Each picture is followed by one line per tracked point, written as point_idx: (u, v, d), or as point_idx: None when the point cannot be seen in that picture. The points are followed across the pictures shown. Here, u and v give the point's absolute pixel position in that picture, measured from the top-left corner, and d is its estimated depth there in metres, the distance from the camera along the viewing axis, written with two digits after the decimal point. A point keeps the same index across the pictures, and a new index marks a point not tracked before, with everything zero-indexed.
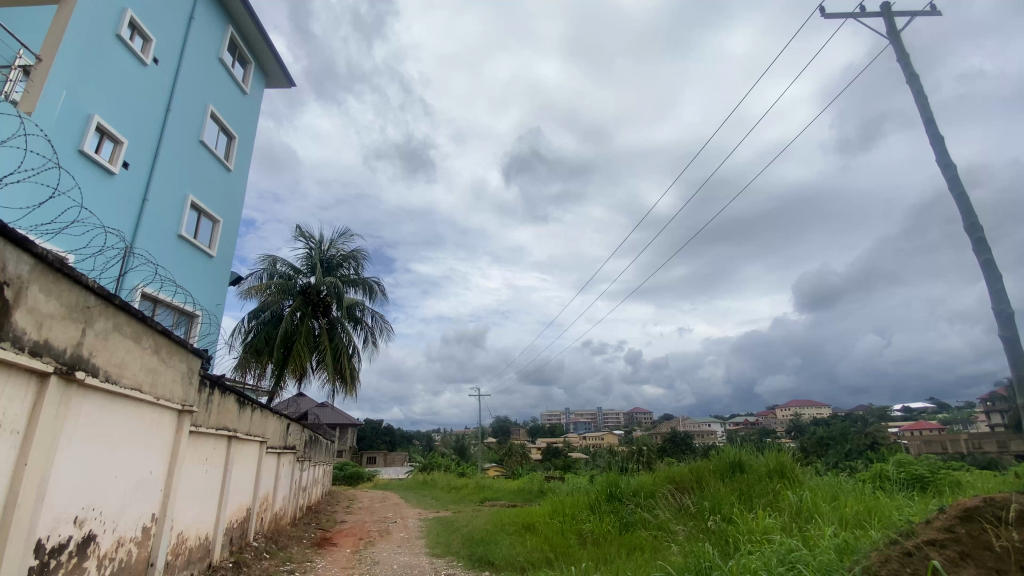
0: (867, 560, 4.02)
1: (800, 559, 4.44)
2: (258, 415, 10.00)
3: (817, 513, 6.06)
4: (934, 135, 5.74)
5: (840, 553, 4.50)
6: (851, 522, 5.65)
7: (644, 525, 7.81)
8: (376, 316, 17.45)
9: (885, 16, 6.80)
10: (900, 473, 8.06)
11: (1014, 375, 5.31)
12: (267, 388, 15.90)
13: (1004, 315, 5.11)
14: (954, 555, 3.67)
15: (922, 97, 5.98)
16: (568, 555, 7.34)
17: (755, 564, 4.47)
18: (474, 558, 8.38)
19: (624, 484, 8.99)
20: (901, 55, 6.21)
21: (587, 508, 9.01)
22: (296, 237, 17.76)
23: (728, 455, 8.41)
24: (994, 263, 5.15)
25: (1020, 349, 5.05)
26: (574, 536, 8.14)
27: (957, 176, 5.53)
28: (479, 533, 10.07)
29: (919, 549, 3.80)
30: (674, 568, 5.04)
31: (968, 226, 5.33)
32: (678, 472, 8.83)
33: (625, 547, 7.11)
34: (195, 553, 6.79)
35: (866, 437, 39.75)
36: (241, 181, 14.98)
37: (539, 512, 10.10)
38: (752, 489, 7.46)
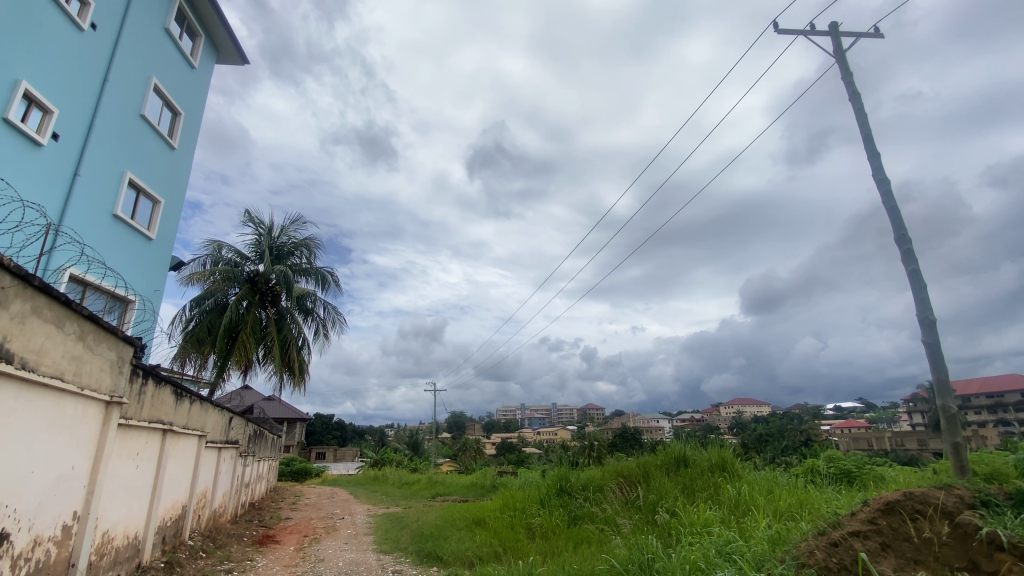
0: (797, 550, 4.24)
1: (736, 550, 4.62)
2: (197, 408, 9.47)
3: (753, 506, 6.36)
4: (872, 152, 6.10)
5: (774, 544, 4.73)
6: (785, 513, 5.96)
7: (592, 519, 7.96)
8: (328, 308, 16.93)
9: (833, 35, 7.19)
10: (830, 468, 8.56)
11: (934, 377, 5.72)
12: (209, 380, 15.17)
13: (927, 322, 5.50)
14: (875, 546, 3.92)
15: (862, 113, 6.35)
16: (516, 549, 7.39)
17: (694, 556, 4.62)
18: (422, 553, 8.29)
19: (574, 478, 9.14)
20: (845, 73, 6.56)
21: (536, 502, 9.08)
22: (244, 222, 17.00)
23: (674, 450, 8.68)
24: (920, 273, 5.54)
25: (940, 353, 5.46)
26: (523, 530, 8.19)
27: (891, 191, 5.91)
28: (429, 529, 9.99)
29: (845, 539, 4.02)
30: (618, 560, 5.14)
31: (899, 237, 5.72)
32: (626, 466, 9.04)
33: (573, 540, 7.22)
34: (123, 553, 6.38)
35: (802, 435, 42.12)
36: (186, 160, 14.16)
37: (490, 507, 10.10)
38: (695, 483, 7.74)
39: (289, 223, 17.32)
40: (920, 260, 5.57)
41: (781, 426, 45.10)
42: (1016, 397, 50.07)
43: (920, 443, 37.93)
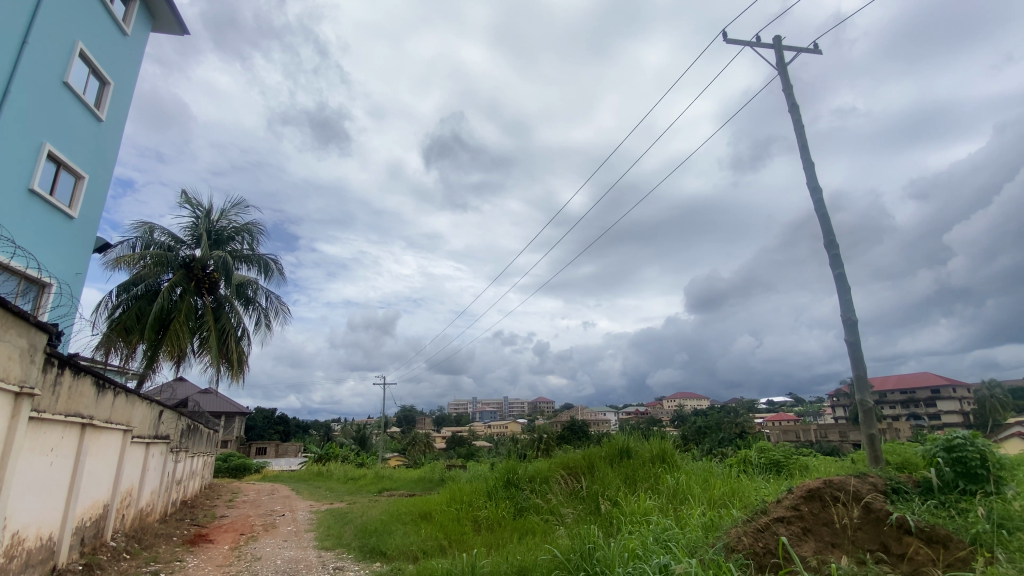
0: (728, 536, 4.47)
1: (672, 538, 4.82)
2: (122, 401, 8.83)
3: (690, 495, 6.66)
4: (807, 162, 6.48)
5: (707, 530, 4.98)
6: (718, 501, 6.28)
7: (537, 510, 8.07)
8: (270, 297, 16.22)
9: (776, 48, 7.58)
10: (761, 459, 9.09)
11: (854, 373, 6.17)
12: (137, 371, 14.20)
13: (849, 322, 5.92)
14: (798, 530, 4.19)
15: (799, 124, 6.73)
16: (461, 542, 7.40)
17: (633, 544, 4.77)
18: (365, 549, 8.13)
19: (521, 471, 9.24)
20: (786, 85, 6.93)
21: (483, 495, 9.10)
22: (180, 203, 15.98)
23: (618, 442, 8.94)
24: (846, 277, 5.95)
25: (859, 351, 5.89)
26: (469, 523, 8.20)
27: (822, 200, 6.31)
28: (373, 524, 9.80)
29: (770, 525, 4.27)
30: (560, 551, 5.23)
31: (828, 243, 6.11)
32: (572, 458, 9.23)
33: (517, 532, 7.31)
34: (36, 556, 5.88)
35: (737, 427, 44.43)
36: (115, 135, 13.12)
37: (437, 501, 10.02)
38: (637, 473, 8.01)
39: (230, 207, 16.44)
40: (845, 264, 5.99)
41: (719, 419, 47.37)
42: (926, 393, 54.88)
43: (842, 435, 40.89)
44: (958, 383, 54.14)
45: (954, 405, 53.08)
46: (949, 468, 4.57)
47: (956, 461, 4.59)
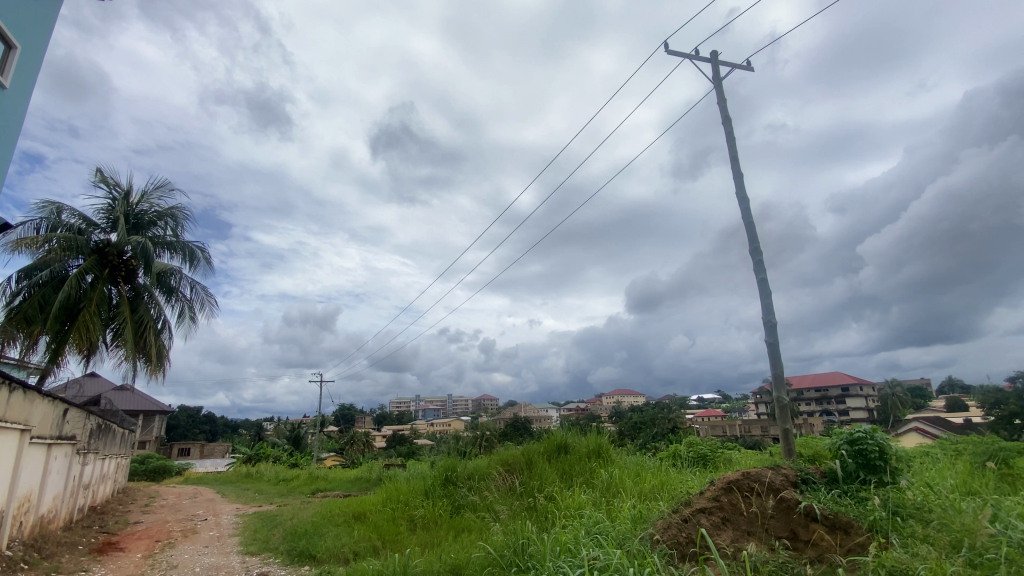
0: (654, 527, 4.65)
1: (603, 531, 4.96)
2: (19, 397, 7.97)
3: (622, 488, 6.88)
4: (737, 172, 6.86)
5: (636, 522, 5.16)
6: (648, 494, 6.55)
7: (474, 507, 8.06)
8: (196, 288, 15.21)
9: (712, 63, 7.99)
10: (689, 453, 9.54)
11: (773, 372, 6.60)
12: (38, 366, 12.87)
13: (770, 324, 6.33)
14: (717, 520, 4.43)
15: (731, 136, 7.11)
16: (396, 542, 7.26)
17: (565, 538, 4.87)
18: (293, 552, 7.81)
19: (460, 468, 9.19)
20: (721, 98, 7.29)
21: (421, 494, 8.96)
22: (94, 183, 14.64)
23: (556, 438, 9.10)
24: (767, 282, 6.35)
25: (777, 352, 6.32)
26: (404, 522, 8.05)
27: (750, 209, 6.70)
28: (303, 526, 9.42)
29: (693, 516, 4.48)
30: (494, 548, 5.24)
31: (754, 250, 6.50)
32: (511, 454, 9.29)
33: (453, 530, 7.27)
34: None
35: (670, 423, 46.54)
36: (20, 103, 11.80)
37: (373, 501, 9.79)
38: (573, 468, 8.19)
39: (153, 189, 15.24)
40: (767, 270, 6.39)
41: (654, 415, 49.34)
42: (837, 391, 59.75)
43: (765, 429, 43.74)
44: (864, 381, 59.35)
45: (861, 401, 58.13)
46: (851, 459, 4.98)
47: (857, 453, 5.00)
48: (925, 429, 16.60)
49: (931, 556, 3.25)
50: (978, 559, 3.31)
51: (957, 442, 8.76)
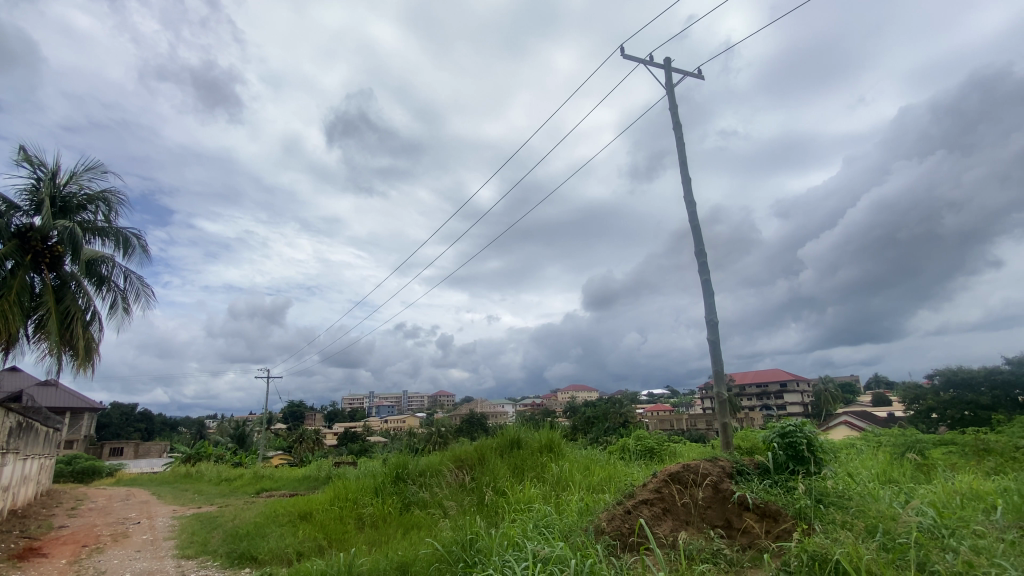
0: (599, 519, 4.78)
1: (549, 524, 5.06)
2: None
3: (571, 482, 7.02)
4: (685, 176, 7.11)
5: (582, 515, 5.29)
6: (595, 487, 6.72)
7: (425, 504, 8.01)
8: (130, 277, 14.32)
9: (665, 68, 8.25)
10: (638, 446, 9.84)
11: (714, 369, 6.91)
12: None
13: (711, 323, 6.62)
14: (658, 511, 4.60)
15: (681, 140, 7.36)
16: (342, 541, 7.12)
17: (513, 532, 4.93)
18: (234, 555, 7.52)
19: (411, 465, 9.09)
20: (672, 104, 7.54)
21: (370, 492, 8.79)
22: (15, 160, 13.45)
23: (509, 433, 9.17)
24: (711, 283, 6.63)
25: (718, 349, 6.62)
26: (352, 521, 7.90)
27: (696, 213, 6.97)
28: (245, 528, 9.07)
29: (636, 508, 4.64)
30: (441, 544, 5.23)
31: (698, 253, 6.77)
32: (464, 450, 9.29)
33: (402, 527, 7.22)
34: None
35: (621, 417, 47.79)
36: None
37: (319, 500, 9.56)
38: (526, 463, 8.29)
39: (83, 169, 14.17)
40: (711, 272, 6.67)
41: (606, 410, 50.46)
42: (776, 386, 63.16)
43: (710, 423, 45.67)
44: (801, 377, 63.02)
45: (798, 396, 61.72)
46: (782, 451, 5.28)
47: (787, 445, 5.31)
48: (853, 423, 17.83)
49: (848, 541, 3.49)
50: (891, 543, 3.59)
51: (880, 434, 9.48)
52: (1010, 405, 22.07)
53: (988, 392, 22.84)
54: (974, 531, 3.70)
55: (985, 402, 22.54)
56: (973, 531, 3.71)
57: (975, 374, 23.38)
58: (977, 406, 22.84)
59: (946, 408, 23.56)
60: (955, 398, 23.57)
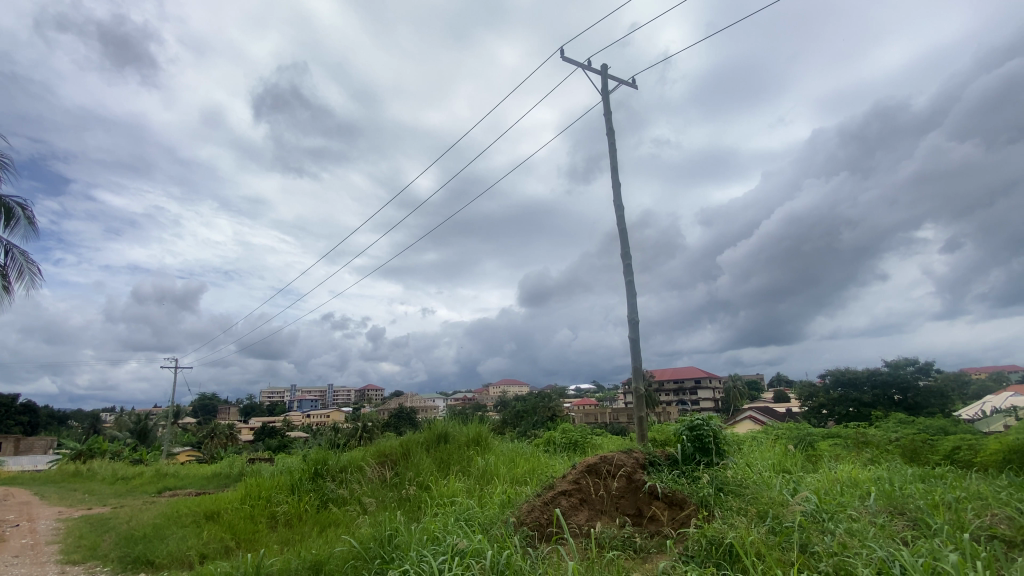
0: (519, 511, 4.87)
1: (471, 517, 5.11)
2: None
3: (495, 476, 7.10)
4: (615, 180, 7.38)
5: (503, 507, 5.38)
6: (518, 480, 6.85)
7: (344, 500, 7.76)
8: (12, 253, 12.67)
9: (601, 75, 8.49)
10: (563, 439, 10.11)
11: (634, 365, 7.24)
12: None
13: (633, 322, 6.93)
14: (575, 501, 4.76)
15: (613, 146, 7.62)
16: (252, 541, 6.76)
17: (433, 527, 4.91)
18: (127, 559, 6.91)
19: (332, 460, 8.77)
20: (607, 110, 7.79)
21: (285, 489, 8.38)
22: None
23: (436, 427, 9.10)
24: (633, 284, 6.95)
25: (638, 346, 6.95)
26: (264, 520, 7.51)
27: (624, 217, 7.26)
28: (142, 530, 8.33)
29: (554, 499, 4.77)
30: (358, 541, 5.09)
31: (625, 255, 7.05)
32: (388, 445, 9.07)
33: (318, 525, 6.96)
34: None
35: (549, 411, 48.89)
36: None
37: (229, 498, 8.97)
38: (452, 457, 8.30)
39: None
40: (635, 274, 6.99)
41: (536, 404, 51.35)
42: (692, 382, 67.38)
43: (631, 416, 47.83)
44: (714, 375, 67.56)
45: (710, 392, 66.20)
46: (690, 443, 5.64)
47: (695, 437, 5.67)
48: (757, 417, 19.45)
49: (741, 526, 3.79)
50: (779, 527, 3.94)
51: (778, 428, 10.38)
52: (887, 403, 25.09)
53: (870, 390, 25.78)
54: (850, 515, 4.15)
55: (867, 400, 25.35)
56: (848, 515, 4.16)
57: (860, 375, 26.19)
58: (860, 403, 25.60)
59: (834, 405, 26.24)
60: (842, 396, 26.29)
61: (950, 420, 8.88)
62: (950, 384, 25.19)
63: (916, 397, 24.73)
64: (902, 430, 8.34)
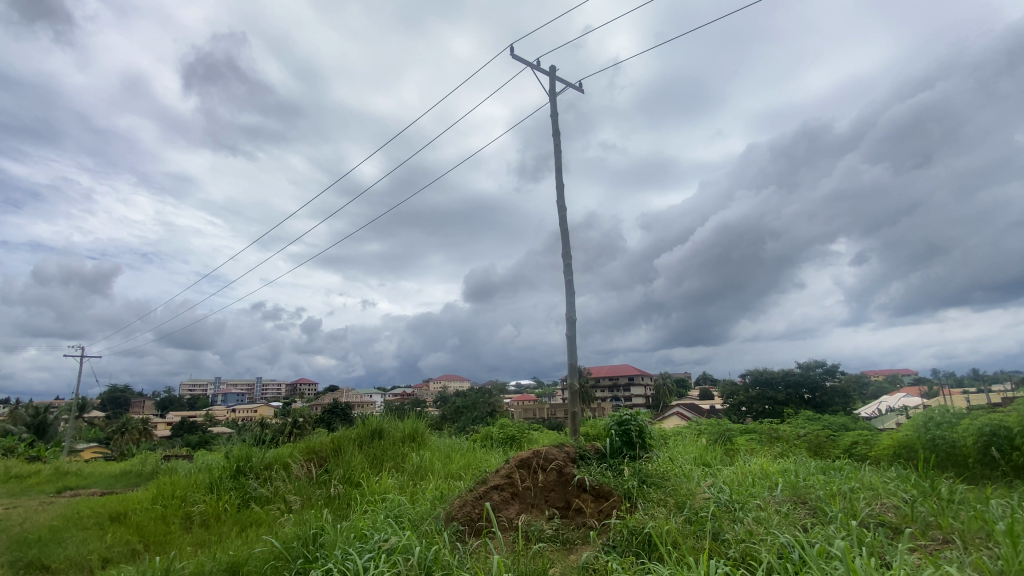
0: (449, 506, 4.85)
1: (401, 513, 5.04)
2: None
3: (430, 472, 7.04)
4: (558, 180, 7.52)
5: (436, 502, 5.36)
6: (453, 475, 6.84)
7: (268, 499, 7.40)
8: None
9: (549, 75, 8.59)
10: (501, 435, 10.17)
11: (570, 362, 7.42)
12: None
13: (571, 320, 7.09)
14: (506, 496, 4.82)
15: (558, 146, 7.75)
16: (164, 543, 6.32)
17: (361, 524, 4.80)
18: (15, 566, 6.25)
19: (256, 458, 8.35)
20: (553, 111, 7.91)
21: (203, 488, 7.90)
22: None
23: (370, 423, 8.89)
24: (573, 283, 7.11)
25: (574, 343, 7.12)
26: (178, 521, 7.03)
27: (566, 216, 7.41)
28: (34, 534, 7.57)
29: (485, 494, 4.80)
30: (280, 541, 4.88)
31: (565, 255, 7.20)
32: (318, 442, 8.76)
33: (239, 525, 6.62)
34: None
35: (489, 407, 49.05)
36: None
37: (139, 498, 8.32)
38: (385, 453, 8.16)
39: None
40: (574, 273, 7.15)
41: (476, 399, 51.38)
42: (626, 380, 69.94)
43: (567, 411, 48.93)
44: (646, 373, 70.38)
45: (642, 389, 68.95)
46: (618, 438, 5.85)
47: (623, 432, 5.89)
48: (684, 413, 20.51)
49: (661, 517, 3.99)
50: (694, 516, 4.18)
51: (702, 424, 10.97)
52: (798, 401, 27.12)
53: (783, 389, 27.76)
54: (758, 504, 4.47)
55: (781, 398, 27.34)
56: (756, 504, 4.47)
57: (776, 375, 28.19)
58: (775, 401, 27.53)
59: (752, 402, 28.05)
60: (760, 394, 28.20)
61: (850, 417, 9.75)
62: (852, 385, 27.63)
63: (823, 396, 26.95)
64: (809, 426, 9.09)
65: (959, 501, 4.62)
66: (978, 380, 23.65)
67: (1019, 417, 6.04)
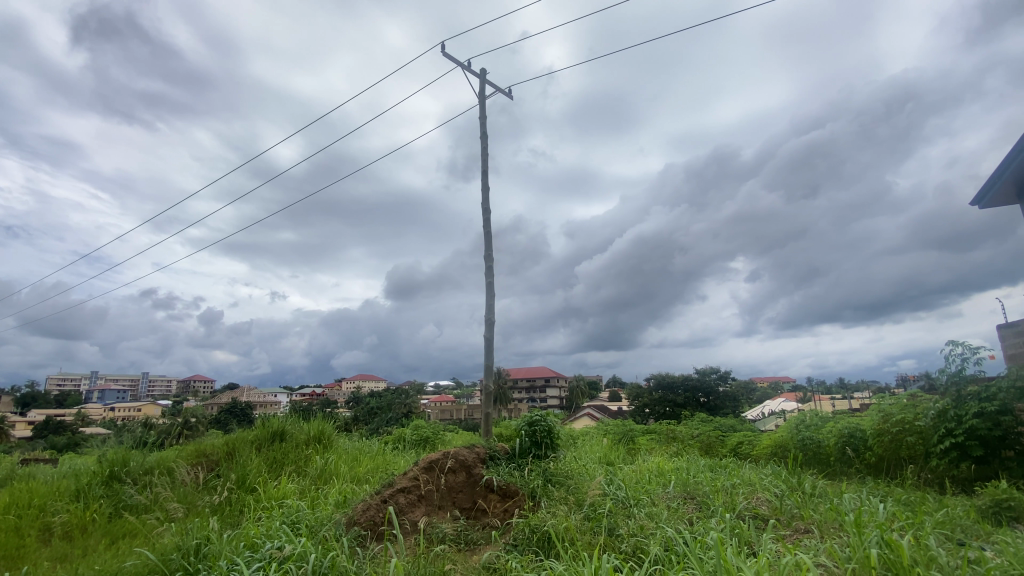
0: (351, 510, 4.70)
1: (299, 519, 4.80)
2: None
3: (335, 475, 6.76)
4: (484, 182, 7.57)
5: (337, 508, 5.16)
6: (359, 478, 6.62)
7: (146, 507, 6.71)
8: None
9: (479, 78, 8.62)
10: (413, 436, 10.01)
11: (486, 364, 7.48)
12: None
13: (489, 323, 7.15)
14: (412, 498, 4.74)
15: (485, 149, 7.81)
16: (13, 559, 5.52)
17: (254, 532, 4.51)
18: None
19: (135, 462, 7.55)
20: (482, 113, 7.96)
21: (67, 496, 7.00)
22: None
23: (272, 424, 8.37)
24: (493, 286, 7.18)
25: (491, 345, 7.19)
26: (34, 532, 6.18)
27: (489, 219, 7.48)
28: None
29: (390, 496, 4.68)
30: (157, 552, 4.45)
31: (486, 258, 7.26)
32: (211, 444, 8.10)
33: (109, 536, 5.95)
34: None
35: (404, 407, 48.07)
36: None
37: None
38: (286, 456, 7.72)
39: None
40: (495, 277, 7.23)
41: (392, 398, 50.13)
42: (542, 381, 71.66)
43: None
44: (562, 375, 72.58)
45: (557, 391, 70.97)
46: (527, 438, 5.99)
47: (532, 433, 6.03)
48: (593, 414, 21.42)
49: (561, 514, 4.13)
50: (592, 513, 4.38)
51: (608, 425, 11.54)
52: (695, 404, 29.29)
53: (683, 393, 29.85)
54: (651, 501, 4.78)
55: (680, 401, 29.39)
56: (649, 500, 4.78)
57: (677, 380, 30.26)
58: (674, 404, 29.52)
59: (655, 404, 29.89)
60: (662, 397, 30.09)
61: (737, 419, 10.74)
62: (741, 390, 30.35)
63: (716, 400, 29.34)
64: (702, 427, 9.88)
65: (819, 494, 5.25)
66: (842, 388, 26.97)
67: (872, 421, 6.97)
